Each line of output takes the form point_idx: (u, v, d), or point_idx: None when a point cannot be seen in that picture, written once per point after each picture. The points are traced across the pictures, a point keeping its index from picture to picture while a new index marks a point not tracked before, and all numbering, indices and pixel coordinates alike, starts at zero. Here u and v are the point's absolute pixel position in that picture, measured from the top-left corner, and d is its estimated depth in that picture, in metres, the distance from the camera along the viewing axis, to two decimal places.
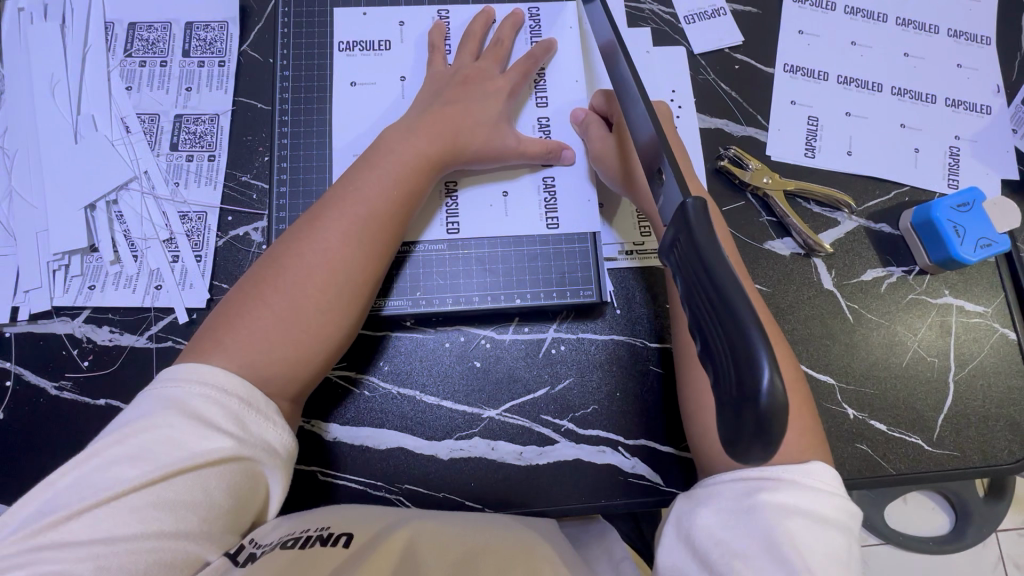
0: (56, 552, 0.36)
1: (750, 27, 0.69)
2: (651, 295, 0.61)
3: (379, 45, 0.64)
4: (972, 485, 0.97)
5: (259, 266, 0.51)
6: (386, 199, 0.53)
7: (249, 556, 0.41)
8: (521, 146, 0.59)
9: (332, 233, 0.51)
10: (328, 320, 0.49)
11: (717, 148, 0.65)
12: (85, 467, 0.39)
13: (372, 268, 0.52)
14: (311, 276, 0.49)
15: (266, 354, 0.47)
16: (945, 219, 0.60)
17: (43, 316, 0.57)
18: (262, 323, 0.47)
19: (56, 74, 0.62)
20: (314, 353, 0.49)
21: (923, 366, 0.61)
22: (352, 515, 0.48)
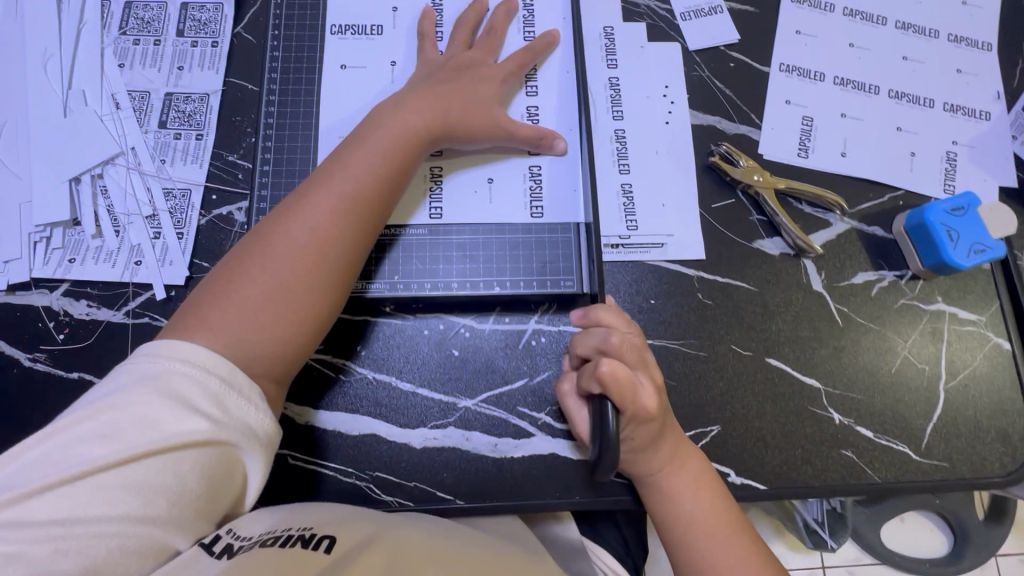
0: (10, 532, 0.35)
1: (747, 26, 0.68)
2: (635, 290, 0.60)
3: (373, 29, 0.64)
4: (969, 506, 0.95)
5: (247, 243, 0.50)
6: (371, 175, 0.52)
7: (224, 549, 0.40)
8: (511, 128, 0.59)
9: (321, 211, 0.50)
10: (317, 299, 0.49)
11: (709, 145, 0.64)
12: (47, 446, 0.38)
13: (357, 248, 0.51)
14: (299, 254, 0.49)
15: (250, 333, 0.46)
16: (939, 223, 0.59)
17: (22, 287, 0.57)
18: (244, 302, 0.47)
19: (49, 49, 0.62)
20: (301, 333, 0.49)
21: (912, 372, 0.59)
22: (339, 518, 0.47)
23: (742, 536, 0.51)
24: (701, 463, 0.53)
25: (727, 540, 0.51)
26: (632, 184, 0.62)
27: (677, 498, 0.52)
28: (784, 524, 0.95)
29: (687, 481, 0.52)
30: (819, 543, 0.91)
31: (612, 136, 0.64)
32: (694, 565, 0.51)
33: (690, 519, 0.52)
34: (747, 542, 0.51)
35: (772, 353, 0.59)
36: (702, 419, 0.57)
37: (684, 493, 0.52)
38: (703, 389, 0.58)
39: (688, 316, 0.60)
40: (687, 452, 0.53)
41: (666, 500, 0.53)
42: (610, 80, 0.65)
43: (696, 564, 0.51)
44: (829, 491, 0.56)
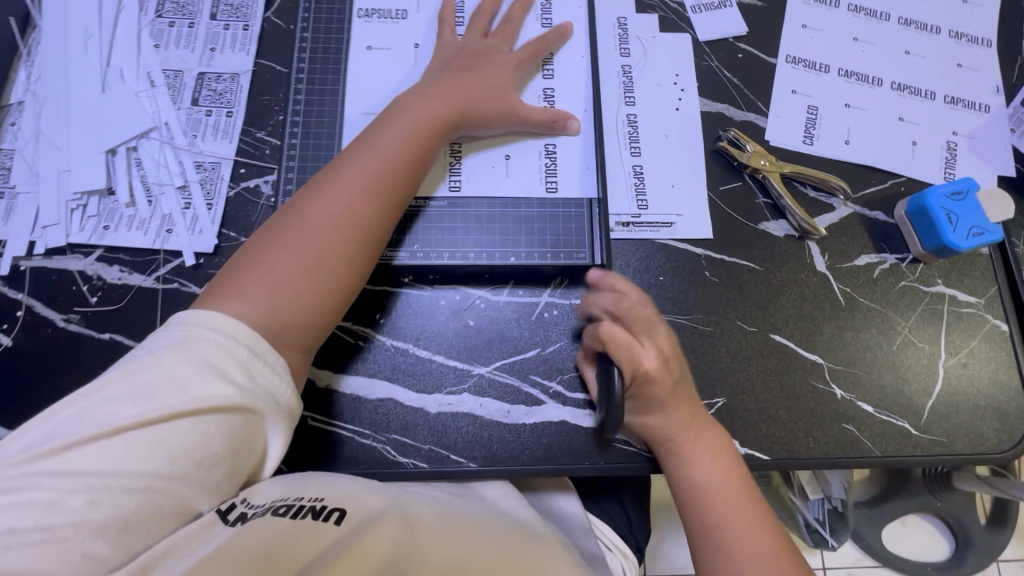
0: (48, 479, 0.37)
1: (755, 19, 0.71)
2: (644, 267, 0.62)
3: (397, 16, 0.67)
4: (971, 505, 0.95)
5: (278, 218, 0.52)
6: (397, 157, 0.55)
7: (239, 516, 0.41)
8: (525, 112, 0.61)
9: (350, 188, 0.52)
10: (345, 273, 0.51)
11: (717, 131, 0.67)
12: (82, 403, 0.40)
13: (383, 224, 0.54)
14: (329, 229, 0.51)
15: (281, 303, 0.48)
16: (938, 206, 0.61)
17: (57, 252, 0.59)
18: (276, 274, 0.49)
19: (90, 29, 0.65)
20: (330, 304, 0.51)
21: (912, 351, 0.61)
22: (350, 489, 0.47)
23: (754, 508, 0.53)
24: (715, 433, 0.55)
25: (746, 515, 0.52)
26: (643, 166, 0.65)
27: (694, 463, 0.54)
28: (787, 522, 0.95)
29: (704, 447, 0.54)
30: (820, 542, 0.94)
31: (624, 120, 0.66)
32: (706, 530, 0.52)
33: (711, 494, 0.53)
34: (757, 513, 0.52)
35: (775, 330, 0.61)
36: (708, 391, 0.59)
37: (704, 467, 0.54)
38: (709, 362, 0.60)
39: (695, 292, 0.62)
40: (703, 420, 0.55)
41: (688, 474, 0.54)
42: (622, 67, 0.68)
43: (709, 530, 0.52)
44: (831, 463, 0.58)
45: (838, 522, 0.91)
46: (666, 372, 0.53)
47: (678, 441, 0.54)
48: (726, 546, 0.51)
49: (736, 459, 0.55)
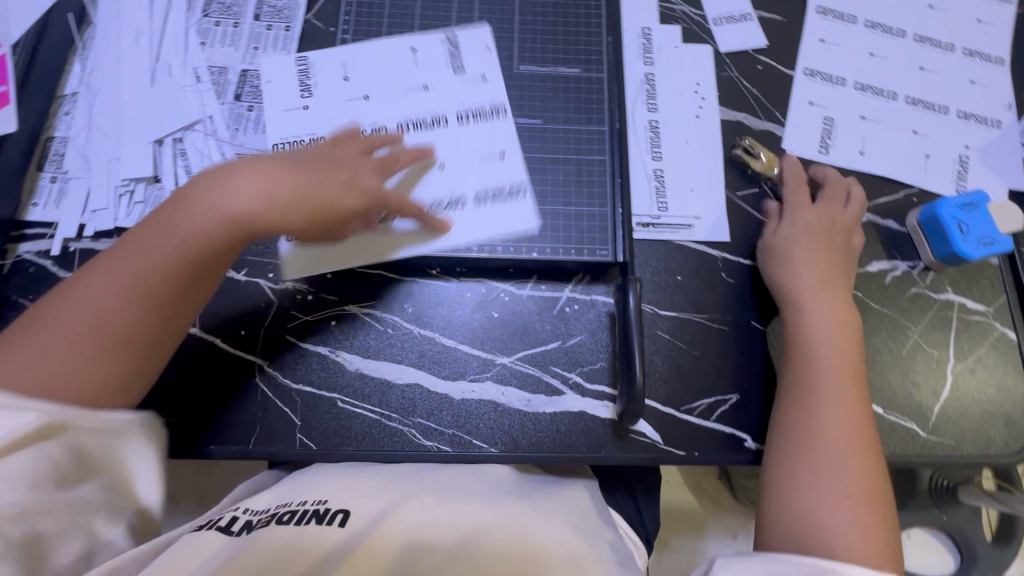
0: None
1: (774, 33, 0.74)
2: (662, 267, 0.65)
3: (420, 83, 0.66)
4: (977, 520, 0.96)
5: (47, 301, 0.50)
6: (190, 219, 0.51)
7: (244, 525, 0.47)
8: (385, 201, 0.58)
9: (107, 278, 0.49)
10: (97, 366, 0.48)
11: (735, 138, 0.69)
12: None
13: (136, 309, 0.49)
14: (76, 322, 0.48)
15: (29, 382, 0.46)
16: (949, 216, 0.63)
17: (105, 235, 0.63)
18: (40, 357, 0.47)
19: (141, 27, 0.69)
20: (105, 390, 0.48)
21: (922, 355, 0.63)
22: (353, 485, 0.51)
23: (856, 387, 0.55)
24: (845, 308, 0.58)
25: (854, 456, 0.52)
26: (664, 170, 0.68)
27: (813, 330, 0.57)
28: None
29: (830, 306, 0.58)
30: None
31: (646, 126, 0.69)
32: (804, 382, 0.55)
33: (823, 428, 0.53)
34: (859, 422, 0.54)
35: None
36: (722, 387, 0.61)
37: (830, 403, 0.54)
38: (723, 360, 0.62)
39: (711, 292, 0.64)
40: (836, 289, 0.59)
41: (813, 410, 0.54)
42: (646, 76, 0.71)
43: (802, 382, 0.55)
44: None
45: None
46: (819, 222, 0.62)
47: (793, 256, 0.61)
48: (812, 401, 0.54)
49: (856, 344, 0.57)
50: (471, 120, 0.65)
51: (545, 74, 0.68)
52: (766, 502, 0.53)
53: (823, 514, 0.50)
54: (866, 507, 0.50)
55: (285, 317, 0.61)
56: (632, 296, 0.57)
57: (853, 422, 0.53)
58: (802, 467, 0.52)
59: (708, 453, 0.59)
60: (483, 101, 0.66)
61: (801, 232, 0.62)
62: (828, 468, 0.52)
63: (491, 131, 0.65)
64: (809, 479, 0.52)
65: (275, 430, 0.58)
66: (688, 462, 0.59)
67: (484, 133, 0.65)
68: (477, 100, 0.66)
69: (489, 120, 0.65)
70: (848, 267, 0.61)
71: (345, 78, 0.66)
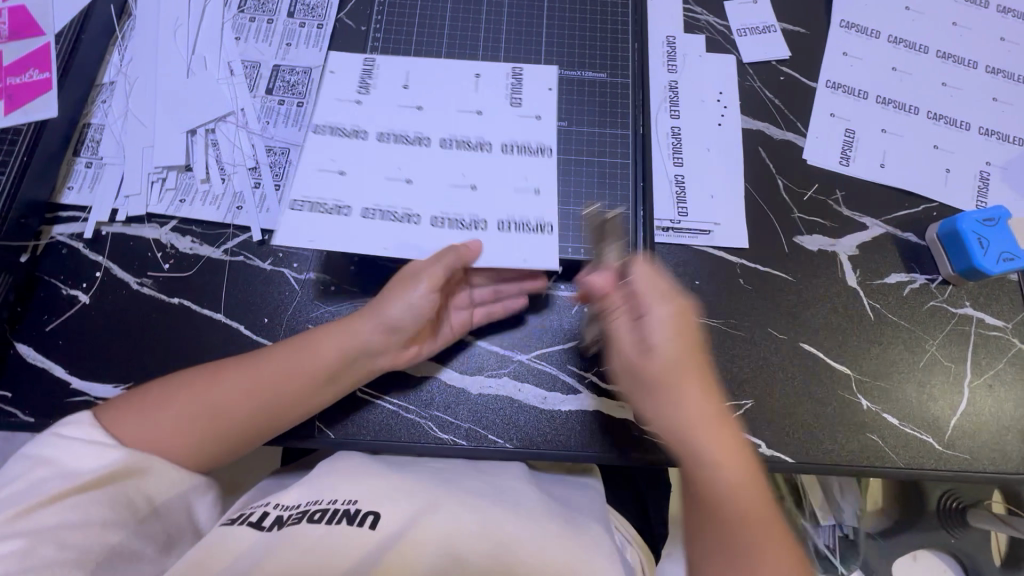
0: (29, 531, 0.42)
1: (798, 45, 0.75)
2: (681, 272, 0.65)
3: (474, 104, 0.63)
4: (986, 544, 0.95)
5: (204, 367, 0.54)
6: (322, 356, 0.54)
7: (273, 521, 0.46)
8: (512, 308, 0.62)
9: (295, 363, 0.54)
10: (237, 424, 0.52)
11: (757, 147, 0.70)
12: (28, 479, 0.45)
13: (305, 389, 0.54)
14: (243, 398, 0.52)
15: (141, 429, 0.49)
16: (970, 230, 0.63)
17: (136, 220, 0.65)
18: (172, 409, 0.51)
19: (179, 20, 0.71)
20: (228, 445, 0.52)
21: (939, 369, 0.63)
22: (386, 484, 0.49)
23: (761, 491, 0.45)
24: (739, 437, 0.48)
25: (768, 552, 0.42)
26: (685, 176, 0.68)
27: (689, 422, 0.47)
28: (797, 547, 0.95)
29: (725, 441, 0.47)
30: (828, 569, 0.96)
31: (668, 132, 0.70)
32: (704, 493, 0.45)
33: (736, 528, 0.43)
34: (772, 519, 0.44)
35: (805, 339, 0.63)
36: (737, 392, 0.61)
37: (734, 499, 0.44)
38: (739, 366, 0.62)
39: (729, 298, 0.65)
40: (732, 427, 0.48)
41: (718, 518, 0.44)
42: (670, 83, 0.72)
43: (725, 537, 0.43)
44: (854, 471, 0.59)
45: (848, 550, 0.94)
46: (678, 341, 0.48)
47: (673, 385, 0.48)
48: (741, 561, 0.41)
49: (761, 481, 0.46)
50: (514, 151, 0.61)
51: (571, 78, 0.69)
52: None
53: None
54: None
55: (308, 306, 0.63)
56: None
57: (786, 563, 0.41)
58: None
59: None
60: (529, 139, 0.62)
61: (676, 351, 0.48)
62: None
63: (531, 167, 0.60)
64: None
65: None
66: None
67: (525, 162, 0.60)
68: (521, 129, 0.62)
69: (531, 156, 0.61)
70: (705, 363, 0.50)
71: (404, 86, 0.63)
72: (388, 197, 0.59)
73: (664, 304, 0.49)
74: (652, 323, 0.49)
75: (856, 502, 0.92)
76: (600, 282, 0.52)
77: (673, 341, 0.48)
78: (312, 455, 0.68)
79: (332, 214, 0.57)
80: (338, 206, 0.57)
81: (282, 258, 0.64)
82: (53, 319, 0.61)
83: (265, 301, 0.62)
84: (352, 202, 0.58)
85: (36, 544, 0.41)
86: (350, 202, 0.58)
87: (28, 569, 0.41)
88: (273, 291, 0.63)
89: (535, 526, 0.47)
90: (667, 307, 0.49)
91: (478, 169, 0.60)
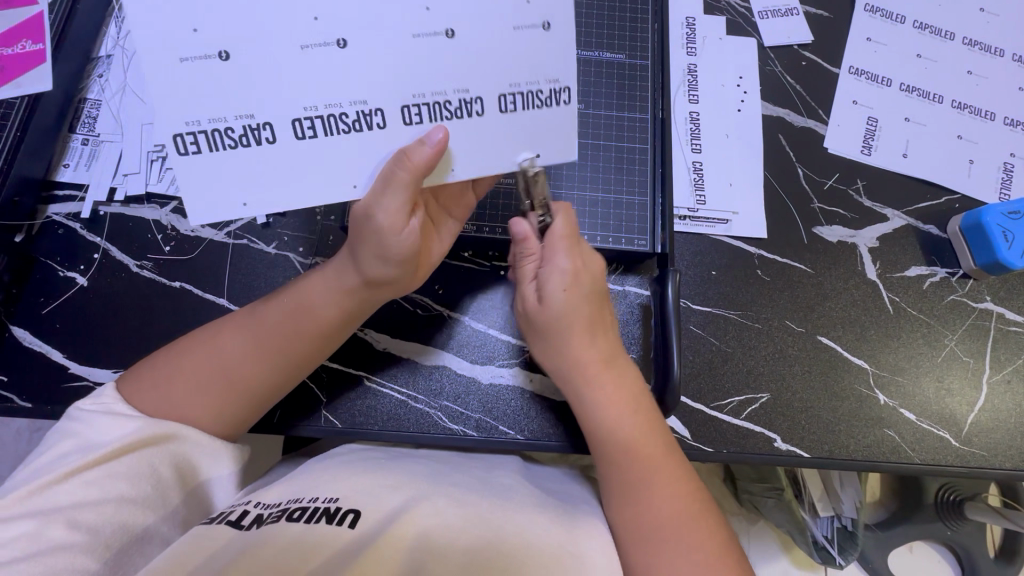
0: (42, 510, 0.40)
1: (821, 29, 0.73)
2: (698, 262, 0.64)
3: None
4: (983, 537, 0.94)
5: (209, 327, 0.51)
6: (322, 307, 0.50)
7: (252, 519, 0.42)
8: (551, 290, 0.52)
9: (301, 312, 0.50)
10: (251, 381, 0.49)
11: (777, 135, 0.68)
12: (48, 457, 0.43)
13: (321, 339, 0.51)
14: (254, 351, 0.49)
15: (157, 399, 0.47)
16: (995, 223, 0.62)
17: (135, 200, 0.63)
18: (183, 367, 0.48)
19: None
20: (246, 401, 0.49)
21: (958, 364, 0.62)
22: (371, 483, 0.46)
23: (651, 420, 0.51)
24: (630, 372, 0.53)
25: (662, 474, 0.48)
26: (703, 163, 0.67)
27: (585, 364, 0.52)
28: (794, 539, 0.93)
29: (616, 384, 0.52)
30: (827, 559, 0.88)
31: (686, 118, 0.68)
32: (608, 430, 0.50)
33: (631, 449, 0.49)
34: (660, 442, 0.50)
35: (822, 331, 0.62)
36: (753, 385, 0.60)
37: (626, 425, 0.50)
38: (755, 359, 0.61)
39: (747, 288, 0.63)
40: (620, 367, 0.53)
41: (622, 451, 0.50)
42: (688, 66, 0.70)
43: (621, 469, 0.49)
44: (870, 467, 0.58)
45: (847, 541, 0.85)
46: (574, 291, 0.52)
47: (565, 334, 0.52)
48: (638, 492, 0.48)
49: (653, 412, 0.52)
50: (516, 105, 0.43)
51: (588, 59, 0.67)
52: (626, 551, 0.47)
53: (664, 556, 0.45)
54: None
55: None
56: (672, 286, 0.56)
57: (678, 485, 0.48)
58: (633, 508, 0.47)
59: (738, 453, 0.58)
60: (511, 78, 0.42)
61: (572, 304, 0.51)
62: (679, 551, 0.45)
63: (534, 121, 0.44)
64: (665, 564, 0.44)
65: (301, 405, 0.58)
66: (717, 460, 0.58)
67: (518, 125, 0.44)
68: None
69: (542, 107, 0.44)
70: (603, 305, 0.54)
71: None
72: (335, 108, 0.40)
73: (568, 253, 0.52)
74: (550, 276, 0.52)
75: (857, 492, 0.82)
76: (525, 227, 0.53)
77: (567, 292, 0.51)
78: (319, 444, 0.67)
79: (224, 137, 0.40)
80: (239, 119, 0.40)
81: (287, 242, 0.62)
82: (50, 301, 0.59)
83: (270, 286, 0.61)
84: (269, 113, 0.40)
85: (43, 524, 0.39)
86: (265, 111, 0.40)
87: (34, 551, 0.38)
88: (279, 275, 0.61)
89: (534, 523, 0.44)
90: (571, 256, 0.52)
91: (473, 83, 0.42)
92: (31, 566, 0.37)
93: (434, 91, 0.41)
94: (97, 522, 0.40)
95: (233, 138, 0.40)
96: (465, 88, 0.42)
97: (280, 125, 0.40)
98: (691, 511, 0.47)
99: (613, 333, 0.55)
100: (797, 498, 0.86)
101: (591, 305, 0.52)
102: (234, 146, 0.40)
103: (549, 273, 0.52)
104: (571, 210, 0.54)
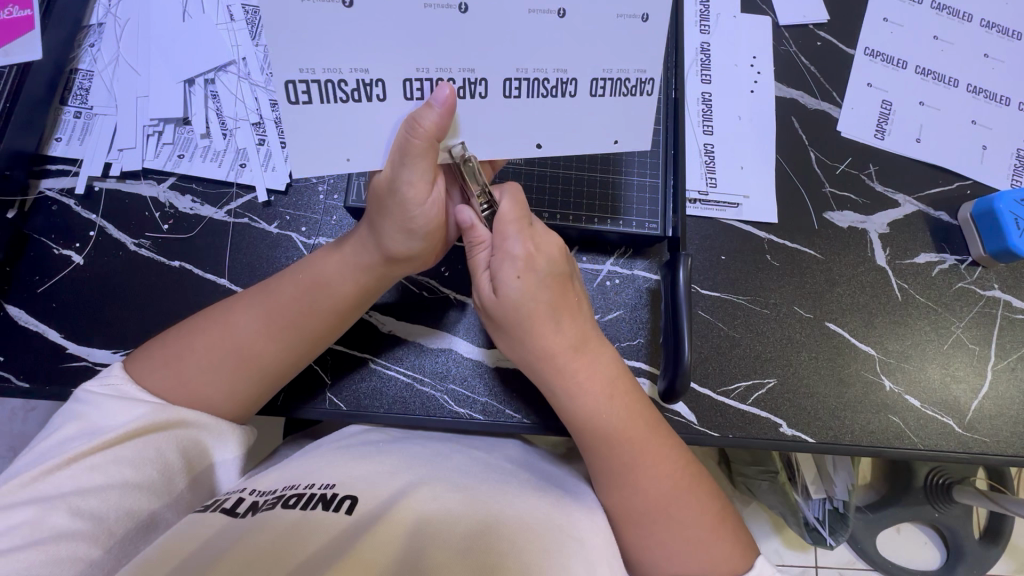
0: (44, 496, 0.39)
1: (838, 8, 0.71)
2: (706, 246, 0.63)
3: None
4: (970, 520, 0.96)
5: (216, 307, 0.50)
6: (340, 283, 0.49)
7: (246, 507, 0.41)
8: (502, 277, 0.48)
9: (313, 290, 0.49)
10: (268, 360, 0.48)
11: (790, 117, 0.67)
12: (51, 441, 0.42)
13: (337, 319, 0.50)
14: (268, 329, 0.48)
15: (168, 379, 0.46)
16: (1007, 210, 0.61)
17: (132, 177, 0.61)
18: (195, 346, 0.47)
19: None
20: (264, 380, 0.49)
21: (963, 352, 0.62)
22: (367, 470, 0.45)
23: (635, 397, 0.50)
24: (603, 356, 0.51)
25: (656, 454, 0.47)
26: (714, 145, 0.66)
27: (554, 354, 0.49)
28: (786, 519, 0.95)
29: (589, 372, 0.49)
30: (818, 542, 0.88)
31: (698, 98, 0.67)
32: (590, 416, 0.48)
33: (617, 430, 0.48)
34: (646, 419, 0.49)
35: (830, 318, 0.62)
36: (759, 371, 0.59)
37: (613, 411, 0.48)
38: (762, 344, 0.60)
39: (757, 273, 0.62)
40: (591, 353, 0.50)
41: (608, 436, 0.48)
42: (702, 44, 0.69)
43: (610, 457, 0.48)
44: (873, 452, 0.58)
45: (838, 523, 0.85)
46: (528, 278, 0.48)
47: (526, 327, 0.49)
48: (629, 477, 0.47)
49: (635, 396, 0.50)
50: (606, 92, 0.43)
51: None
52: (625, 533, 0.47)
53: (662, 536, 0.45)
54: (730, 553, 0.45)
55: None
56: (683, 271, 0.54)
57: (672, 464, 0.47)
58: (630, 493, 0.47)
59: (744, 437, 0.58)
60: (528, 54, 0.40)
61: (529, 292, 0.48)
62: (677, 531, 0.45)
63: (613, 108, 0.44)
64: (664, 546, 0.45)
65: (304, 386, 0.57)
66: (723, 445, 0.58)
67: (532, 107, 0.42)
68: None
69: (628, 95, 0.43)
70: (574, 292, 0.51)
71: None
72: (443, 73, 0.40)
73: (519, 237, 0.49)
74: (501, 265, 0.48)
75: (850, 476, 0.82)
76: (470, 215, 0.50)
77: (522, 280, 0.48)
78: (322, 425, 0.66)
79: (338, 89, 0.39)
80: (354, 73, 0.39)
81: (289, 221, 0.61)
82: (45, 280, 0.58)
83: (272, 267, 0.59)
84: (384, 69, 0.39)
85: (44, 511, 0.38)
86: (378, 66, 0.39)
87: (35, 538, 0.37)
88: (281, 255, 0.60)
89: (543, 507, 0.44)
90: (522, 240, 0.49)
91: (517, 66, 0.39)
92: (32, 554, 0.36)
93: (536, 67, 0.40)
94: (100, 508, 0.40)
95: (346, 91, 0.39)
96: (564, 67, 0.41)
97: (393, 84, 0.40)
98: (685, 488, 0.47)
99: (583, 320, 0.51)
100: (791, 481, 0.86)
101: (557, 292, 0.50)
102: (346, 100, 0.40)
103: (496, 261, 0.49)
104: (518, 190, 0.50)
